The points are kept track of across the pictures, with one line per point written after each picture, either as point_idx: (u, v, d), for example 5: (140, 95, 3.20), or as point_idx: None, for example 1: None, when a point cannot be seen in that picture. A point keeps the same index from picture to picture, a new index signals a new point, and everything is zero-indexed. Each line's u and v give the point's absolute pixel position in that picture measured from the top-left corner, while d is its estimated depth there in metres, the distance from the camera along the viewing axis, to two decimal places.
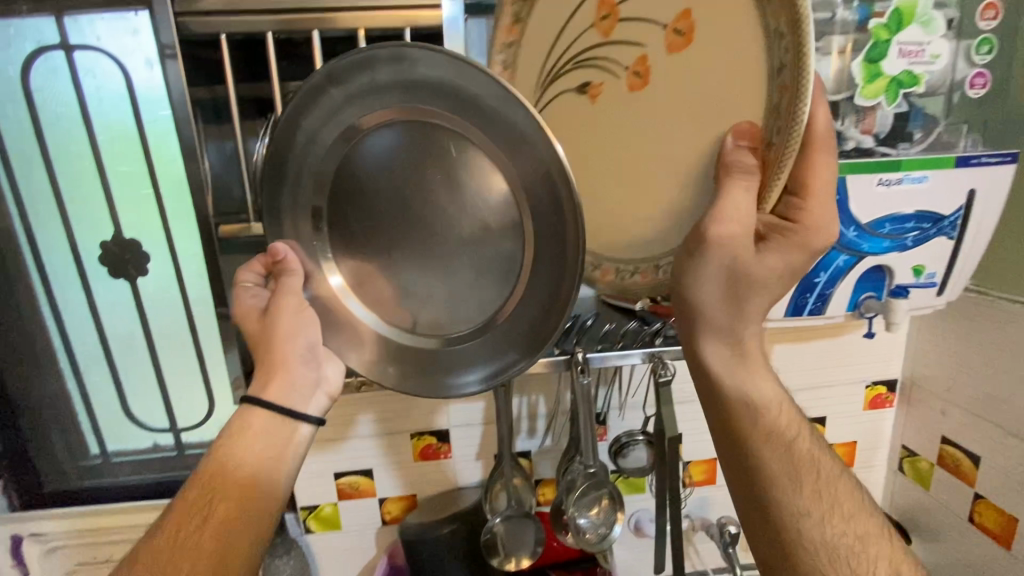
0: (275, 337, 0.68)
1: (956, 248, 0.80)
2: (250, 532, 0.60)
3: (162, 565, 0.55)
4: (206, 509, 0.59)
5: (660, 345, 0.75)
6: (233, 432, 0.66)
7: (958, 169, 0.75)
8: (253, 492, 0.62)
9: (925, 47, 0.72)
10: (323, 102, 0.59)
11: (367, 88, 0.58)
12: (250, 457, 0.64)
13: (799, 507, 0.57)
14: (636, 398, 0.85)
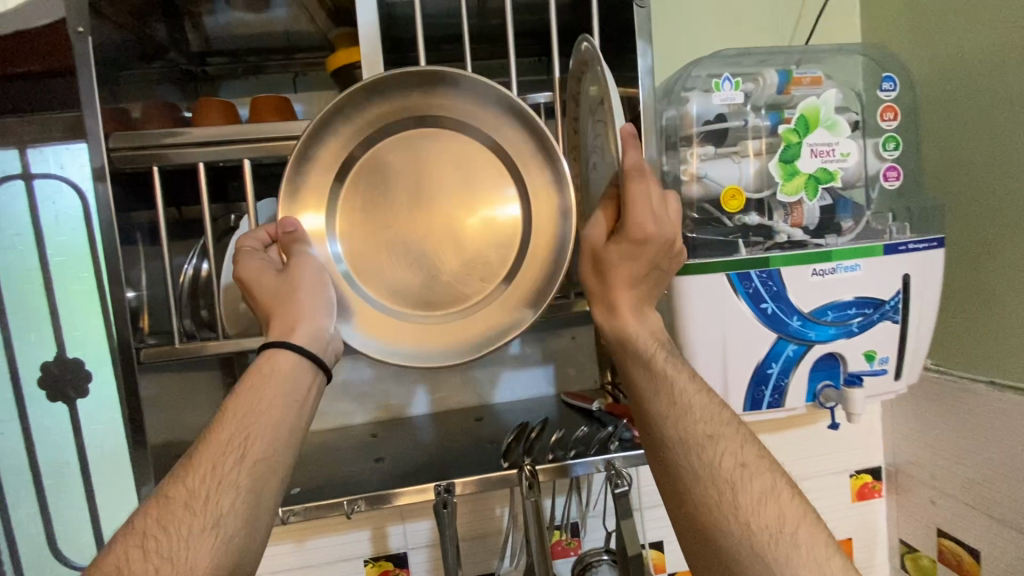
0: (292, 290, 0.62)
1: (902, 331, 0.80)
2: (270, 493, 0.52)
3: (173, 540, 0.46)
4: (220, 472, 0.50)
5: (612, 452, 0.70)
6: (259, 377, 0.57)
7: (888, 256, 0.78)
8: (277, 450, 0.54)
9: (834, 147, 0.77)
10: (386, 97, 0.68)
11: (422, 98, 0.68)
12: (255, 422, 0.54)
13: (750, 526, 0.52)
14: (598, 509, 0.81)
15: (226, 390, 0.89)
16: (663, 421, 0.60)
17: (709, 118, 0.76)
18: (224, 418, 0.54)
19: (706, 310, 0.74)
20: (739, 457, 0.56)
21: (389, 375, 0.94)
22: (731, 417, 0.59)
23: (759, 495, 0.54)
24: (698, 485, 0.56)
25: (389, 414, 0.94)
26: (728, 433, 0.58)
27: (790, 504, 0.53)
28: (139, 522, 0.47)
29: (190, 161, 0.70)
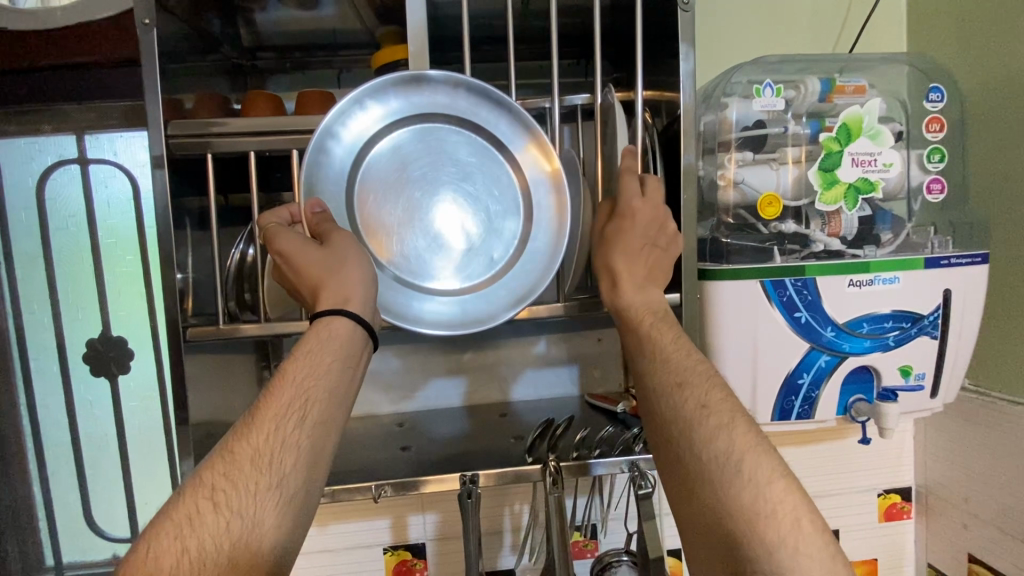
0: (334, 267, 0.61)
1: (941, 347, 0.78)
2: (326, 454, 0.55)
3: (241, 496, 0.49)
4: (282, 432, 0.52)
5: (638, 453, 0.70)
6: (317, 340, 0.58)
7: (928, 269, 0.76)
8: (334, 413, 0.56)
9: (877, 157, 0.76)
10: (418, 91, 0.70)
11: (454, 98, 0.70)
12: (309, 393, 0.55)
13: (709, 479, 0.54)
14: (619, 511, 0.81)
15: (259, 374, 0.91)
16: (642, 364, 0.64)
17: (748, 123, 0.76)
18: (279, 386, 0.55)
19: (737, 316, 0.74)
20: (701, 399, 0.58)
21: (416, 367, 0.95)
22: (705, 364, 0.62)
23: (714, 429, 0.56)
24: (664, 418, 0.60)
25: (414, 405, 0.96)
26: (698, 375, 0.60)
27: (746, 447, 0.54)
28: (206, 476, 0.49)
29: (241, 150, 0.73)
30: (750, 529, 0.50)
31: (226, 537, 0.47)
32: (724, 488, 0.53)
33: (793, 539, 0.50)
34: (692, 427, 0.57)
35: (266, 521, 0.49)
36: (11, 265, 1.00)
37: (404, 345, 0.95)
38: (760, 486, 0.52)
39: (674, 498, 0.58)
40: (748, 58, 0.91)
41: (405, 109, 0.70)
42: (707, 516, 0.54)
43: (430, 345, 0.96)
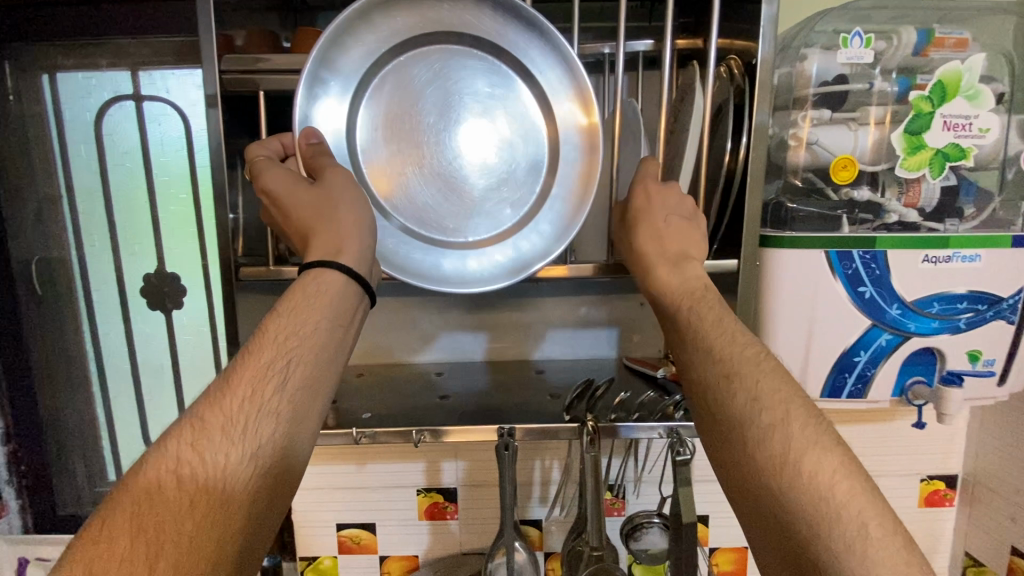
0: (322, 214, 0.61)
1: (1017, 333, 0.73)
2: (311, 413, 0.55)
3: (219, 455, 0.48)
4: (263, 391, 0.51)
5: (679, 420, 0.69)
6: (302, 298, 0.57)
7: (1015, 249, 0.70)
8: (316, 375, 0.55)
9: (972, 120, 0.68)
10: (431, 13, 0.66)
11: (471, 22, 0.67)
12: (291, 352, 0.54)
13: (771, 479, 0.49)
14: (654, 474, 0.81)
15: None
16: (685, 353, 0.59)
17: (828, 79, 0.70)
18: (261, 342, 0.54)
19: (796, 287, 0.70)
20: (753, 391, 0.53)
21: (455, 319, 0.96)
22: (754, 349, 0.56)
23: (768, 427, 0.51)
24: (710, 409, 0.55)
25: (453, 356, 0.97)
26: (741, 363, 0.55)
27: (812, 445, 0.49)
28: (178, 440, 0.48)
29: (295, 87, 0.71)
30: (810, 540, 0.46)
31: (204, 503, 0.46)
32: (789, 493, 0.48)
33: (864, 551, 0.45)
34: (747, 423, 0.52)
35: (246, 482, 0.48)
36: (74, 198, 1.04)
37: (446, 297, 0.95)
38: (821, 492, 0.47)
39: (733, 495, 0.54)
40: (833, 4, 0.83)
41: (415, 35, 0.67)
42: (769, 526, 0.50)
43: (470, 298, 0.95)
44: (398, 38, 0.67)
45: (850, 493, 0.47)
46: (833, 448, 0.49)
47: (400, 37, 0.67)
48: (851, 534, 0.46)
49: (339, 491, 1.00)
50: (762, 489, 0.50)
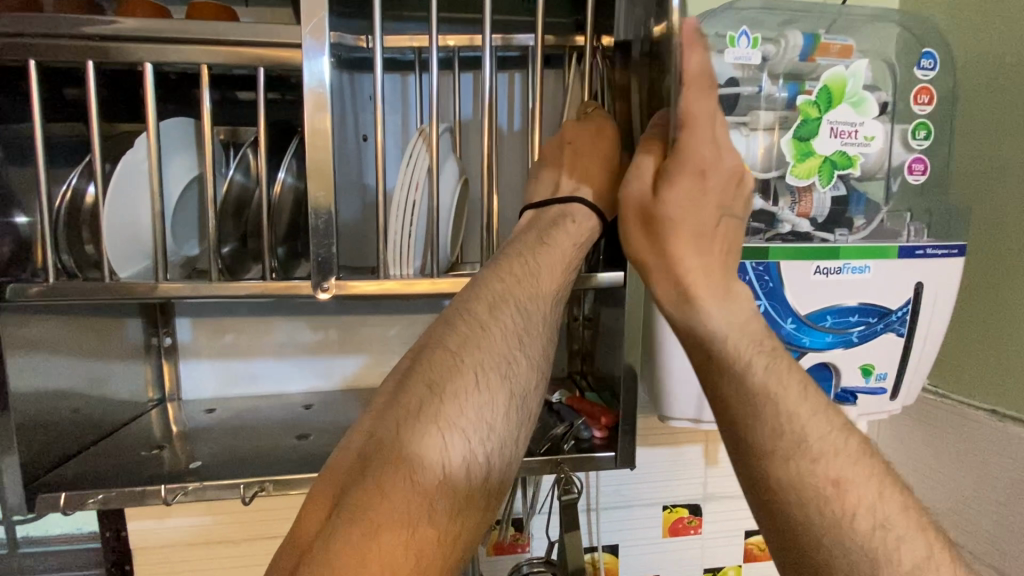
0: (469, 348, 0.48)
1: (906, 346, 0.72)
2: (534, 364, 0.51)
3: (411, 446, 0.42)
4: (483, 407, 0.46)
5: (566, 454, 0.63)
6: (490, 306, 0.50)
7: (902, 260, 0.69)
8: (517, 351, 0.49)
9: (858, 128, 0.67)
10: (419, 472, 0.41)
11: (558, 226, 0.55)
12: (518, 317, 0.50)
13: (427, 389, 0.45)
14: (543, 511, 0.76)
15: (146, 341, 0.80)
16: (455, 339, 0.48)
17: (721, 80, 0.66)
18: (463, 349, 0.48)
19: None
20: (501, 327, 0.49)
21: (333, 342, 0.84)
22: (496, 313, 0.50)
23: (452, 366, 0.47)
24: (444, 353, 0.47)
25: (329, 384, 0.85)
26: (482, 345, 0.48)
27: (493, 337, 0.49)
28: (356, 537, 0.38)
29: (71, 61, 0.52)
30: (416, 385, 0.45)
31: (491, 414, 0.46)
32: (439, 389, 0.45)
33: (433, 402, 0.44)
34: (428, 372, 0.46)
35: (491, 440, 0.45)
36: None
37: (320, 315, 0.83)
38: (433, 380, 0.46)
39: (409, 392, 0.45)
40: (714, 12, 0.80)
41: (384, 485, 0.40)
42: (419, 393, 0.45)
43: (354, 314, 0.84)
44: (358, 513, 0.39)
45: (474, 345, 0.48)
46: (505, 302, 0.51)
47: (432, 508, 0.41)
48: (499, 350, 0.49)
49: (196, 546, 0.84)
50: (409, 378, 0.46)
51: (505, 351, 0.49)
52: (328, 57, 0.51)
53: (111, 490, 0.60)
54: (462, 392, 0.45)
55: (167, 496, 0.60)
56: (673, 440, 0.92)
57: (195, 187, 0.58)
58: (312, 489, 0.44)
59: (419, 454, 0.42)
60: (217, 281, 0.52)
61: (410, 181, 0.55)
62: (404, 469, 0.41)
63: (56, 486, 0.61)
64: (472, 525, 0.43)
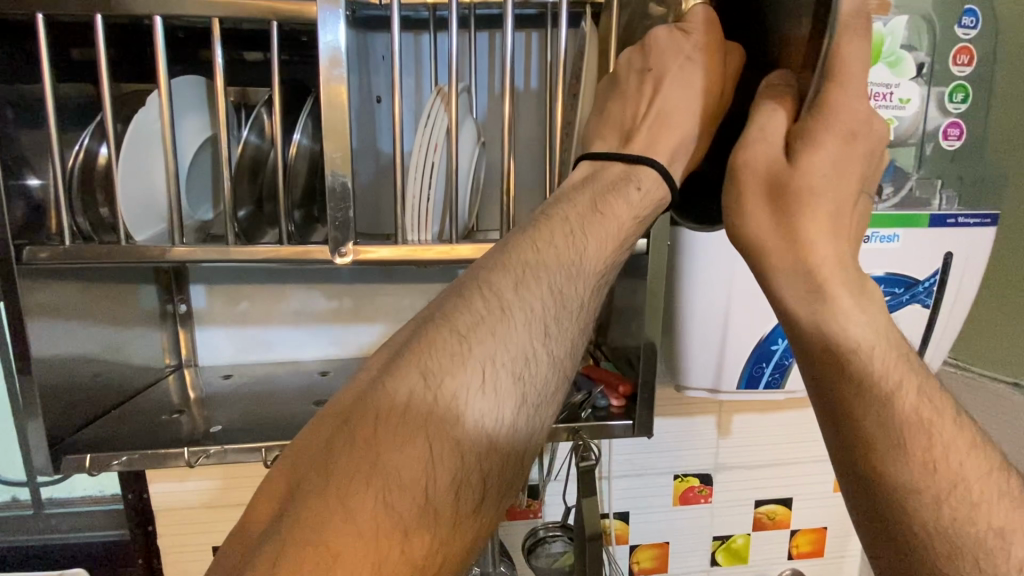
0: (478, 335, 0.40)
1: (931, 317, 0.70)
2: (550, 363, 0.43)
3: (387, 453, 0.36)
4: (480, 414, 0.38)
5: (583, 422, 0.63)
6: (507, 283, 0.43)
7: (932, 229, 0.67)
8: (530, 347, 0.42)
9: (893, 90, 0.64)
10: (395, 486, 0.35)
11: (619, 190, 0.50)
12: (533, 302, 0.43)
13: (423, 383, 0.38)
14: (559, 478, 0.76)
15: (162, 308, 0.80)
16: (464, 322, 0.41)
17: None
18: (469, 337, 0.40)
19: (711, 269, 0.65)
20: (514, 314, 0.42)
21: (347, 310, 0.84)
22: (513, 295, 0.43)
23: (455, 358, 0.39)
24: (446, 340, 0.40)
25: (344, 353, 0.85)
26: (491, 335, 0.41)
27: (507, 325, 0.41)
28: (308, 551, 0.33)
29: (78, 14, 0.50)
30: (411, 375, 0.38)
31: (490, 424, 0.39)
32: (436, 387, 0.38)
33: (425, 400, 0.38)
34: (427, 361, 0.39)
35: (486, 456, 0.38)
36: None
37: (334, 283, 0.83)
38: (430, 372, 0.39)
39: (400, 384, 0.38)
40: None
41: (348, 495, 0.35)
42: (412, 386, 0.38)
43: (369, 283, 0.83)
44: (312, 525, 0.34)
45: (483, 332, 0.41)
46: (525, 281, 0.43)
47: (403, 530, 0.34)
48: (510, 341, 0.41)
49: (215, 509, 0.86)
50: (406, 363, 0.39)
51: (525, 343, 0.42)
52: (344, 15, 0.49)
53: (133, 453, 0.61)
54: (460, 394, 0.38)
55: (189, 458, 0.61)
56: (686, 410, 0.92)
57: (208, 148, 0.56)
58: (271, 475, 0.39)
59: (399, 463, 0.35)
60: (234, 245, 0.51)
61: (429, 143, 0.53)
62: (375, 481, 0.35)
63: (80, 449, 0.62)
64: (446, 557, 0.36)
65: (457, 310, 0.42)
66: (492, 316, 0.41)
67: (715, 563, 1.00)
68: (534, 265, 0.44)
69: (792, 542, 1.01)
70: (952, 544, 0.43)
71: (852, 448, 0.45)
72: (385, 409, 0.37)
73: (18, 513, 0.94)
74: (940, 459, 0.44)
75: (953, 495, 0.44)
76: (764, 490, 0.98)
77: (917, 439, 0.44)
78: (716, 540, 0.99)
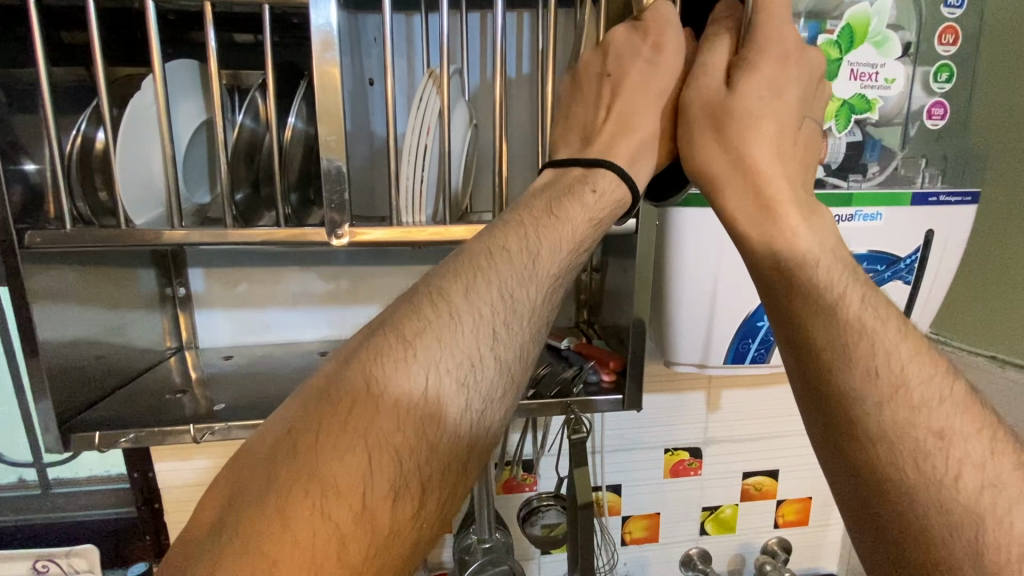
0: (423, 340, 0.42)
1: (912, 293, 0.72)
2: (495, 369, 0.44)
3: (324, 459, 0.37)
4: (419, 422, 0.40)
5: (575, 395, 0.65)
6: (451, 289, 0.45)
7: (915, 207, 0.68)
8: (474, 351, 0.43)
9: (879, 70, 0.65)
10: (332, 493, 0.37)
11: (575, 193, 0.52)
12: (476, 306, 0.44)
13: (364, 389, 0.40)
14: (553, 452, 0.79)
15: (160, 292, 0.81)
16: (410, 327, 0.43)
17: None
18: (412, 343, 0.42)
19: (700, 248, 0.67)
20: (458, 320, 0.43)
21: (343, 291, 0.85)
22: (457, 300, 0.44)
23: (397, 364, 0.41)
24: (389, 347, 0.41)
25: (342, 334, 0.86)
26: (434, 339, 0.42)
27: (451, 329, 0.43)
28: (243, 557, 0.35)
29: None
30: (353, 380, 0.40)
31: (431, 431, 0.40)
32: (376, 392, 0.40)
33: (365, 406, 0.39)
34: (370, 367, 0.41)
35: (426, 462, 0.39)
36: None
37: (330, 266, 0.84)
38: (373, 377, 0.40)
39: (343, 390, 0.40)
40: None
41: (285, 504, 0.36)
42: (355, 392, 0.40)
43: (365, 265, 0.84)
44: (247, 537, 0.35)
45: (428, 337, 0.42)
46: (469, 287, 0.45)
47: (338, 538, 0.36)
48: (453, 346, 0.42)
49: None
50: (351, 368, 0.41)
51: (472, 347, 0.43)
52: None
53: (139, 433, 0.63)
54: (400, 400, 0.40)
55: (197, 434, 0.63)
56: (676, 386, 0.95)
57: (203, 133, 0.57)
58: (215, 479, 0.40)
59: (335, 471, 0.37)
60: (232, 228, 0.52)
61: (421, 126, 0.54)
62: (310, 487, 0.36)
63: (86, 429, 0.64)
64: (385, 565, 0.37)
65: (404, 316, 0.43)
66: (438, 321, 0.43)
67: (704, 532, 1.04)
68: (480, 270, 0.46)
69: (778, 512, 1.05)
70: (897, 450, 0.42)
71: (807, 365, 0.47)
72: (326, 414, 0.39)
73: (26, 493, 0.97)
74: (886, 367, 0.44)
75: (896, 400, 0.43)
76: (752, 462, 1.02)
77: (881, 369, 0.44)
78: (705, 510, 1.03)
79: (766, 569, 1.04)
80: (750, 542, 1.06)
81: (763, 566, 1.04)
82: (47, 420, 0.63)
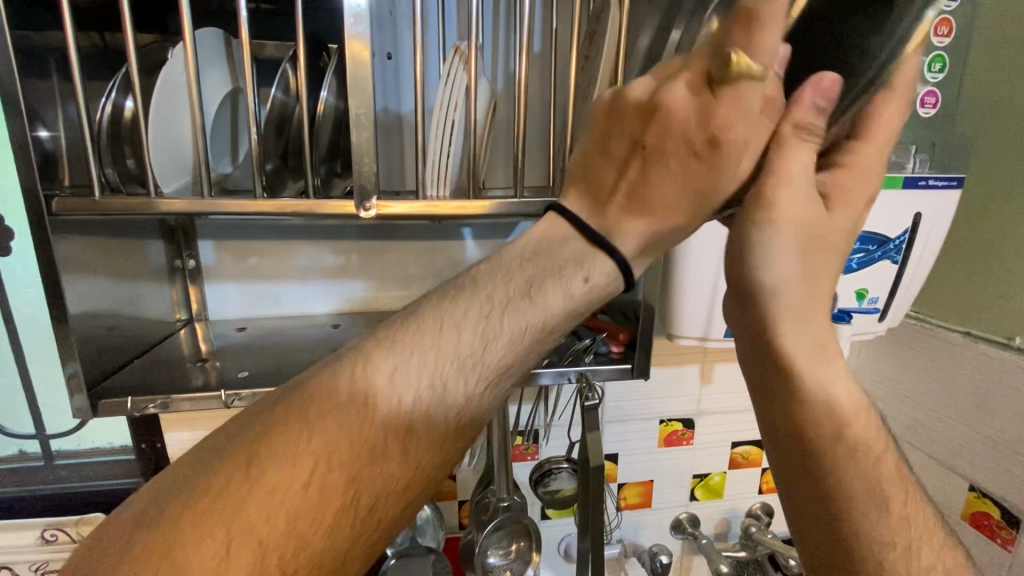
0: (365, 371, 0.36)
1: (898, 272, 0.77)
2: (449, 408, 0.36)
3: (228, 502, 0.32)
4: (349, 466, 0.34)
5: (587, 364, 0.69)
6: (408, 315, 0.38)
7: (905, 190, 0.73)
8: (423, 381, 0.36)
9: None
10: (230, 539, 0.31)
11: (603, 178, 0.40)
12: (429, 334, 0.37)
13: (294, 422, 0.34)
14: (562, 419, 0.83)
15: (170, 263, 0.81)
16: (356, 353, 0.37)
17: None
18: (352, 374, 0.36)
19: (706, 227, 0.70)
20: (409, 345, 0.37)
21: (354, 266, 0.86)
22: (411, 324, 0.38)
23: (333, 394, 0.35)
24: (332, 375, 0.36)
25: (352, 308, 0.88)
26: (375, 371, 0.36)
27: (400, 355, 0.36)
28: None
29: None
30: (285, 409, 0.35)
31: (360, 475, 0.34)
32: (305, 424, 0.34)
33: (291, 439, 0.34)
34: (304, 396, 0.35)
35: (348, 510, 0.34)
36: None
37: (341, 240, 0.85)
38: (306, 409, 0.35)
39: (271, 418, 0.35)
40: None
41: (172, 549, 0.31)
42: (284, 422, 0.34)
43: (375, 241, 0.86)
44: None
45: (370, 367, 0.36)
46: (428, 310, 0.38)
47: None
48: (396, 376, 0.36)
49: None
50: (288, 396, 0.36)
51: (422, 379, 0.36)
52: None
53: (176, 399, 0.64)
54: (330, 438, 0.34)
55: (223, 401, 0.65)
56: (672, 360, 0.99)
57: (229, 103, 0.58)
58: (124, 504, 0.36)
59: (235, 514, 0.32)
60: (262, 198, 0.53)
61: (449, 100, 0.55)
62: (206, 534, 0.31)
63: (116, 396, 0.66)
64: None
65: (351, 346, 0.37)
66: (390, 345, 0.37)
67: (694, 498, 1.10)
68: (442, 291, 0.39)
69: (763, 479, 1.12)
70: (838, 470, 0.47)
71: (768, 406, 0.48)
72: (246, 447, 0.34)
73: (29, 464, 0.96)
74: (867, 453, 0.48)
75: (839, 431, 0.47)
76: (740, 432, 1.07)
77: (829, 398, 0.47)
78: (696, 477, 1.08)
79: (751, 530, 1.09)
80: (736, 507, 1.13)
81: (748, 528, 1.09)
82: (77, 387, 0.64)
